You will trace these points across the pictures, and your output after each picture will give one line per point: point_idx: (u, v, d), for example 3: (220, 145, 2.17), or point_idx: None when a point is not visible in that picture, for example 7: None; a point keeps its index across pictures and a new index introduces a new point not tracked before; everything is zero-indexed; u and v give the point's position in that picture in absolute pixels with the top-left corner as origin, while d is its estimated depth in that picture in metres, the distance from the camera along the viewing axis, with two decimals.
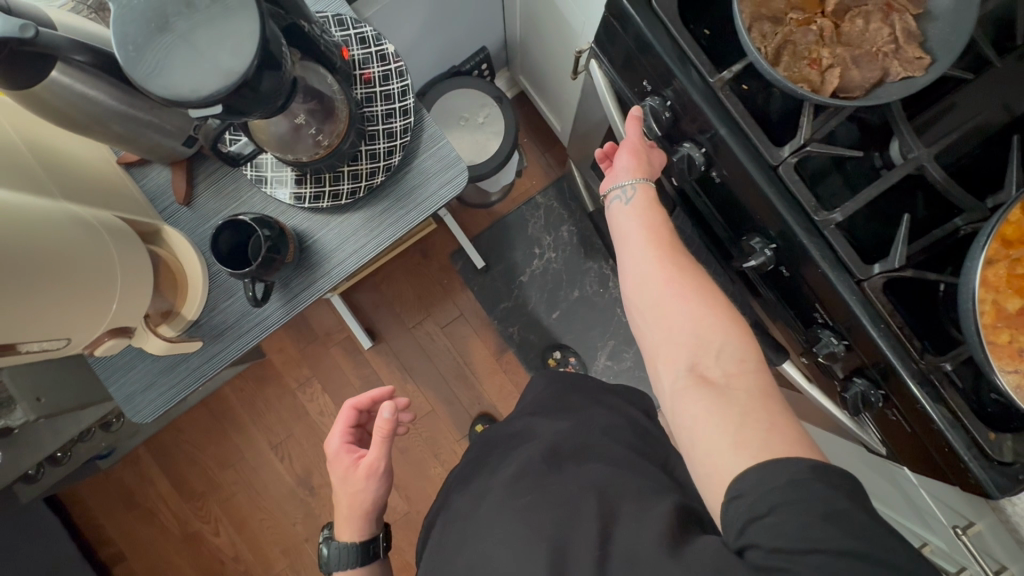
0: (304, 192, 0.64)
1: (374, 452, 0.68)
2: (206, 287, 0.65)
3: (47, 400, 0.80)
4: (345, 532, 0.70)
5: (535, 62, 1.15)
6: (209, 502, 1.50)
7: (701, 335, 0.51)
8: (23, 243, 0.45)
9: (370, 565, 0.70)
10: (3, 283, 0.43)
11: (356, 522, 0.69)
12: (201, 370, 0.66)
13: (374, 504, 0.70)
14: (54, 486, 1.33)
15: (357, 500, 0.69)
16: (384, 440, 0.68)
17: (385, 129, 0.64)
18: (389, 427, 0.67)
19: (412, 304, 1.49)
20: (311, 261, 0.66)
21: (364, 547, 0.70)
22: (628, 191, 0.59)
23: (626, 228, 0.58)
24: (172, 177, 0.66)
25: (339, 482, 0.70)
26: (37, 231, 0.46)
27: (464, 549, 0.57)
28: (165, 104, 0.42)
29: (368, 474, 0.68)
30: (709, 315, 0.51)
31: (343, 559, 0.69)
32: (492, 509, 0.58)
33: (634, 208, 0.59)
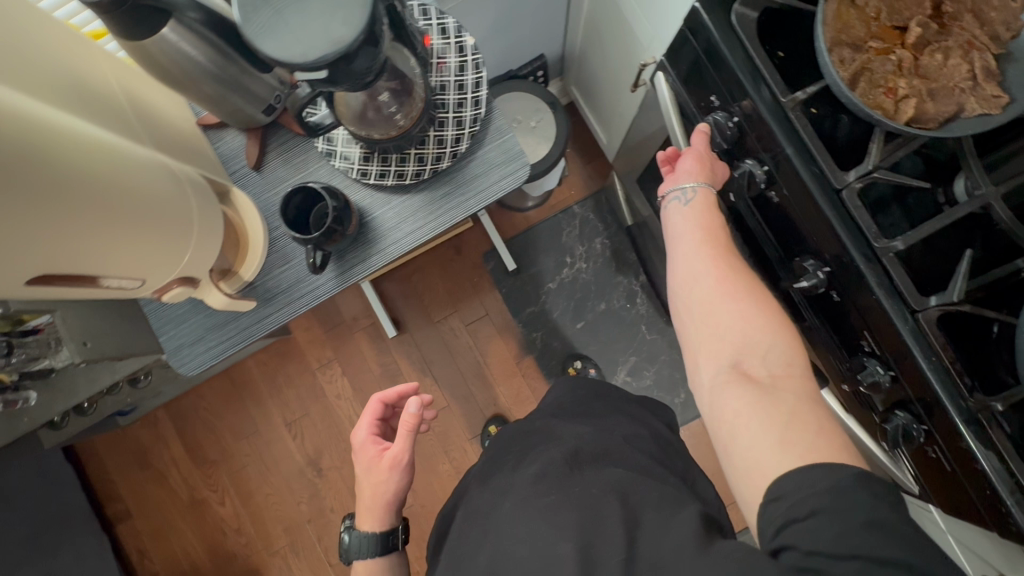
0: (369, 169, 0.66)
1: (398, 445, 0.67)
2: (265, 251, 0.67)
3: (92, 344, 0.83)
4: (366, 521, 0.69)
5: (591, 73, 1.17)
6: (219, 472, 1.51)
7: (754, 336, 0.51)
8: (131, 184, 0.47)
9: (388, 557, 0.69)
10: (111, 219, 0.45)
11: (378, 512, 0.69)
12: (250, 330, 0.68)
13: (396, 496, 0.69)
14: (74, 436, 1.35)
15: (380, 490, 0.69)
16: (409, 434, 0.68)
17: (454, 117, 0.66)
18: (415, 421, 0.67)
19: (439, 298, 1.51)
20: (368, 236, 0.68)
21: (384, 539, 0.69)
22: (688, 191, 0.60)
23: (682, 227, 0.59)
24: (246, 143, 0.69)
25: (363, 472, 0.70)
26: (139, 175, 0.49)
27: (487, 540, 0.56)
28: (272, 64, 0.45)
29: (393, 467, 0.68)
30: (760, 317, 0.51)
31: (362, 548, 0.69)
32: (514, 505, 0.57)
33: (690, 208, 0.59)
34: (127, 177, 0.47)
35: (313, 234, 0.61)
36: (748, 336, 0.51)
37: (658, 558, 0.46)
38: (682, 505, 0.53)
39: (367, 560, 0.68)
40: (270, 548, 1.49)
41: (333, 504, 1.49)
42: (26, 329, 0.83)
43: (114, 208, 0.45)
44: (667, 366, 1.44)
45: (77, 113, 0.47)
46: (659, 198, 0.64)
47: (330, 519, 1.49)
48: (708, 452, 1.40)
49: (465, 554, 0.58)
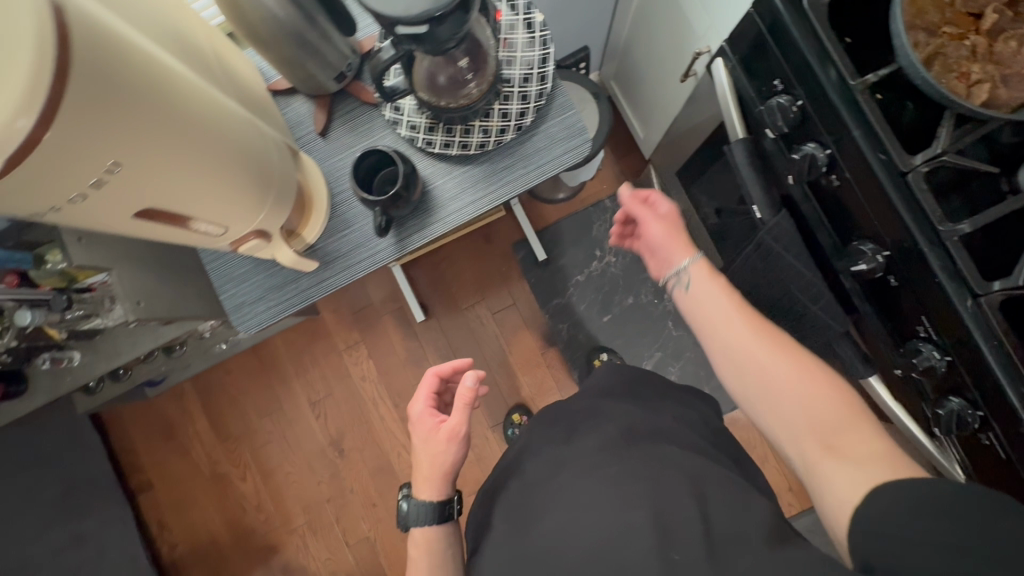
0: (434, 139, 0.68)
1: (456, 418, 0.68)
2: (328, 214, 0.69)
3: (146, 305, 0.86)
4: (423, 490, 0.70)
5: (635, 65, 1.18)
6: (241, 447, 1.53)
7: (812, 400, 0.54)
8: (232, 132, 0.49)
9: (444, 524, 0.70)
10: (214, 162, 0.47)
11: (435, 482, 0.70)
12: (309, 292, 0.69)
13: (453, 466, 0.70)
14: (106, 403, 1.38)
15: (438, 461, 0.70)
16: (466, 407, 0.69)
17: (520, 91, 0.67)
18: (472, 395, 0.68)
19: (467, 286, 1.52)
20: (428, 205, 0.70)
21: (441, 507, 0.70)
22: (687, 269, 0.65)
23: (706, 310, 0.62)
24: (314, 110, 0.71)
25: (420, 443, 0.71)
26: (240, 127, 0.51)
27: (552, 505, 0.58)
28: (375, 17, 0.46)
29: (451, 439, 0.69)
30: (804, 374, 0.55)
31: (420, 515, 0.69)
32: (579, 475, 0.59)
33: (697, 285, 0.63)
34: (231, 127, 0.49)
35: (381, 198, 0.63)
36: (805, 400, 0.54)
37: (734, 536, 0.49)
38: (754, 499, 0.54)
39: (427, 526, 0.69)
40: (289, 526, 1.50)
41: (353, 484, 1.50)
42: (82, 287, 0.84)
43: (221, 153, 0.47)
44: (693, 363, 1.44)
45: (189, 64, 0.49)
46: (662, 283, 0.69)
47: (349, 499, 1.50)
48: None
49: (526, 517, 0.60)
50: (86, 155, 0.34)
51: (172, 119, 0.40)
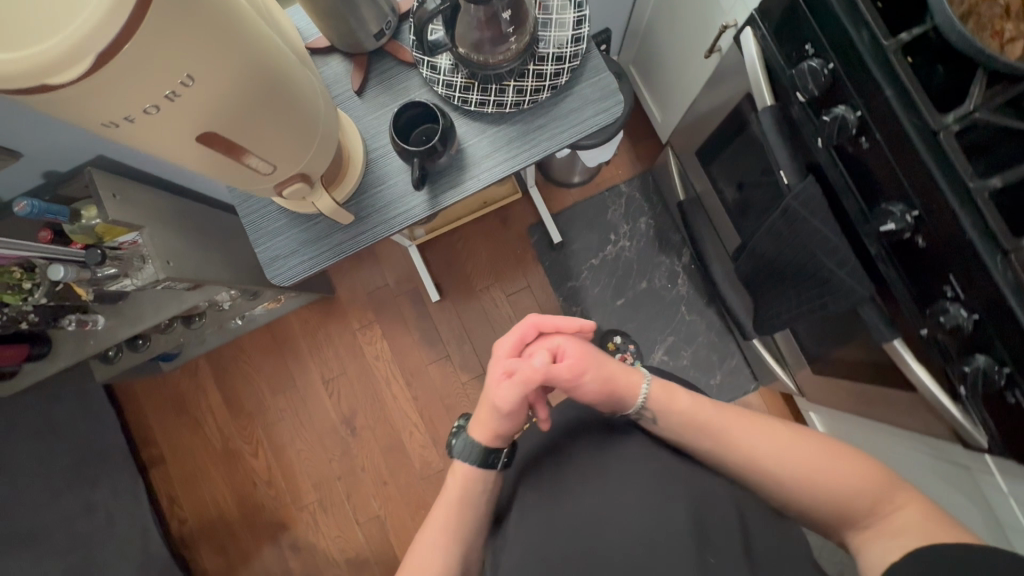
0: (470, 97, 0.69)
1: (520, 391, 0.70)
2: (363, 170, 0.70)
3: (175, 264, 0.87)
4: (476, 433, 0.74)
5: (657, 47, 1.20)
6: (254, 424, 1.53)
7: (831, 472, 0.63)
8: (293, 72, 0.50)
9: (486, 471, 0.73)
10: (274, 97, 0.48)
11: (488, 430, 0.73)
12: (343, 246, 0.71)
13: (507, 427, 0.73)
14: (123, 374, 1.38)
15: (488, 420, 0.73)
16: (529, 386, 0.70)
17: (555, 52, 0.68)
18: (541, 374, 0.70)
19: (482, 268, 1.53)
20: (461, 163, 0.71)
21: (485, 453, 0.73)
22: (647, 395, 0.72)
23: (699, 422, 0.71)
24: (351, 68, 0.72)
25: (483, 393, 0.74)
26: (305, 86, 0.53)
27: (589, 486, 0.68)
28: None
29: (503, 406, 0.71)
30: (807, 448, 0.66)
31: (467, 453, 0.73)
32: (618, 464, 0.69)
33: (661, 413, 0.72)
34: (297, 82, 0.51)
35: (418, 150, 0.64)
36: (829, 477, 0.63)
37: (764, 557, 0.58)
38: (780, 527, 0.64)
39: (471, 465, 0.73)
40: (299, 503, 1.50)
41: (364, 463, 1.50)
42: (113, 245, 0.85)
43: (282, 102, 0.49)
44: (705, 348, 1.45)
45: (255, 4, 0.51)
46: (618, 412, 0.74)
47: (360, 478, 1.50)
48: None
49: (559, 493, 0.69)
50: (159, 61, 0.36)
51: (245, 52, 0.42)
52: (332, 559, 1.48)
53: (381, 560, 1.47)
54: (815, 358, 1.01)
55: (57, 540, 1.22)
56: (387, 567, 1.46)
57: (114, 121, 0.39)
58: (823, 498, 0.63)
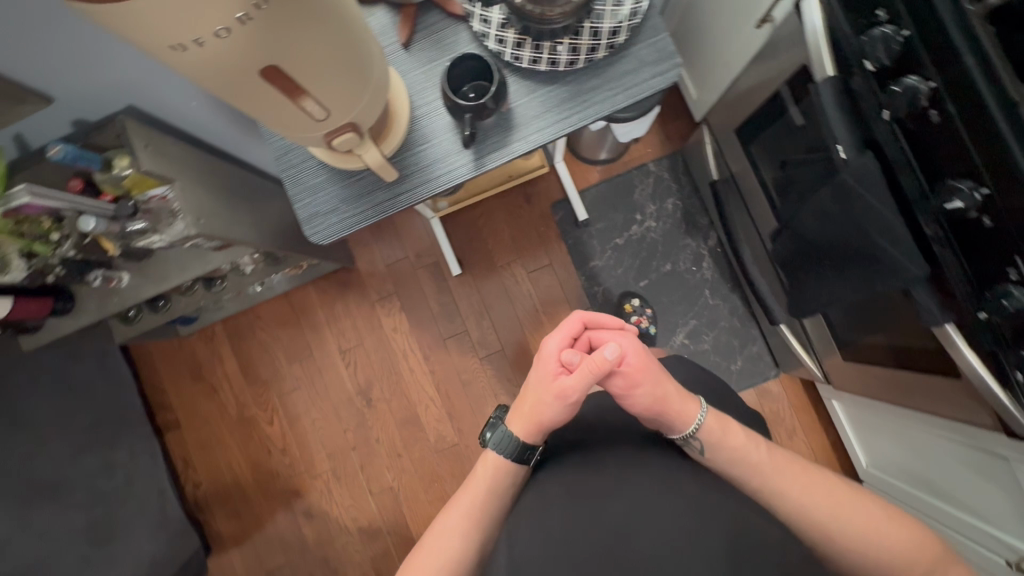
0: (522, 54, 0.66)
1: (578, 381, 0.70)
2: (407, 127, 0.68)
3: (205, 223, 0.85)
4: (515, 423, 0.75)
5: (699, 19, 1.15)
6: (270, 392, 1.53)
7: (874, 532, 0.65)
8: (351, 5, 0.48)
9: (518, 464, 0.74)
10: (336, 31, 0.45)
11: (529, 423, 0.74)
12: (384, 205, 0.69)
13: (553, 420, 0.73)
14: (142, 336, 1.38)
15: (539, 410, 0.73)
16: (592, 374, 0.70)
17: (613, 9, 0.65)
18: (605, 366, 0.69)
19: (504, 244, 1.51)
20: (508, 124, 0.68)
21: (523, 450, 0.74)
22: (700, 425, 0.73)
23: (756, 465, 0.70)
24: (398, 19, 0.69)
25: (536, 378, 0.75)
26: (362, 24, 0.50)
27: (618, 497, 0.68)
28: None
29: (565, 396, 0.72)
30: (858, 507, 0.67)
31: (502, 445, 0.74)
32: (650, 481, 0.70)
33: (711, 447, 0.72)
34: (354, 18, 0.49)
35: (469, 106, 0.62)
36: (873, 539, 0.65)
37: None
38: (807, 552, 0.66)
39: (504, 457, 0.74)
40: (313, 472, 1.51)
41: (379, 435, 1.50)
42: (144, 199, 0.83)
43: (343, 38, 0.47)
44: (727, 333, 1.44)
45: None
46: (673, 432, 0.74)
47: (375, 450, 1.50)
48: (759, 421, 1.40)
49: (584, 497, 0.70)
50: None
51: None
52: (346, 528, 1.49)
53: (394, 530, 1.48)
54: (847, 344, 1.00)
55: (80, 496, 1.20)
56: (400, 537, 1.48)
57: (186, 44, 0.37)
58: (861, 558, 0.65)
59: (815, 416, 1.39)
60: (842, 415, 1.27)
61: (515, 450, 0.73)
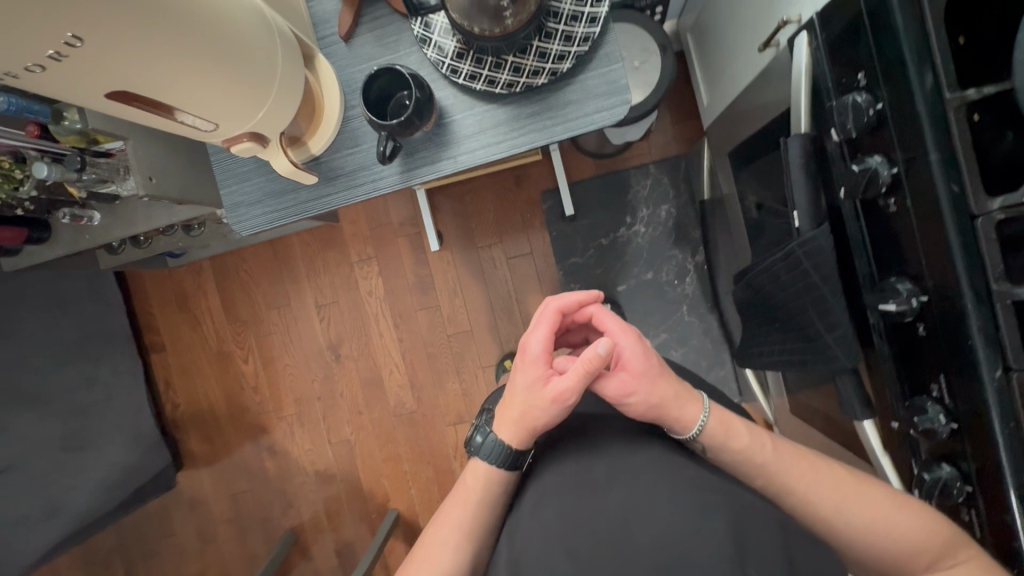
0: (461, 67, 0.62)
1: (572, 383, 0.65)
2: (337, 128, 0.65)
3: (157, 182, 0.85)
4: (503, 430, 0.68)
5: (716, 22, 1.04)
6: (247, 331, 1.60)
7: (892, 527, 0.58)
8: (226, 22, 0.44)
9: (513, 470, 0.69)
10: (198, 53, 0.43)
11: (520, 430, 0.67)
12: (306, 204, 0.67)
13: (545, 425, 0.68)
14: (129, 264, 1.44)
15: (531, 414, 0.67)
16: (587, 374, 0.65)
17: (564, 31, 0.59)
18: (599, 362, 0.65)
19: (487, 225, 1.48)
20: (442, 138, 0.65)
21: (515, 457, 0.68)
22: (702, 428, 0.68)
23: (761, 465, 0.65)
24: (341, 8, 0.65)
25: (523, 384, 0.68)
26: (247, 36, 0.47)
27: (614, 474, 0.64)
28: None
29: (559, 400, 0.66)
30: (868, 500, 0.61)
31: (493, 451, 0.68)
32: (647, 463, 0.65)
33: (712, 448, 0.68)
34: (237, 26, 0.46)
35: (390, 122, 0.59)
36: (888, 533, 0.58)
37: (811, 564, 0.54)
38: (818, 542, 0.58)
39: (493, 465, 0.68)
40: (279, 413, 1.59)
41: (343, 390, 1.56)
42: (100, 150, 0.86)
43: (220, 54, 0.45)
44: (696, 351, 1.40)
45: None
46: (678, 433, 0.69)
47: (337, 402, 1.57)
48: None
49: (583, 480, 0.65)
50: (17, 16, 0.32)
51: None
52: (303, 469, 1.59)
53: (346, 478, 1.57)
54: (792, 399, 0.96)
55: (59, 406, 1.28)
56: (350, 486, 1.57)
57: (18, 72, 0.35)
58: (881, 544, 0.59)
59: None
60: None
61: (508, 458, 0.68)
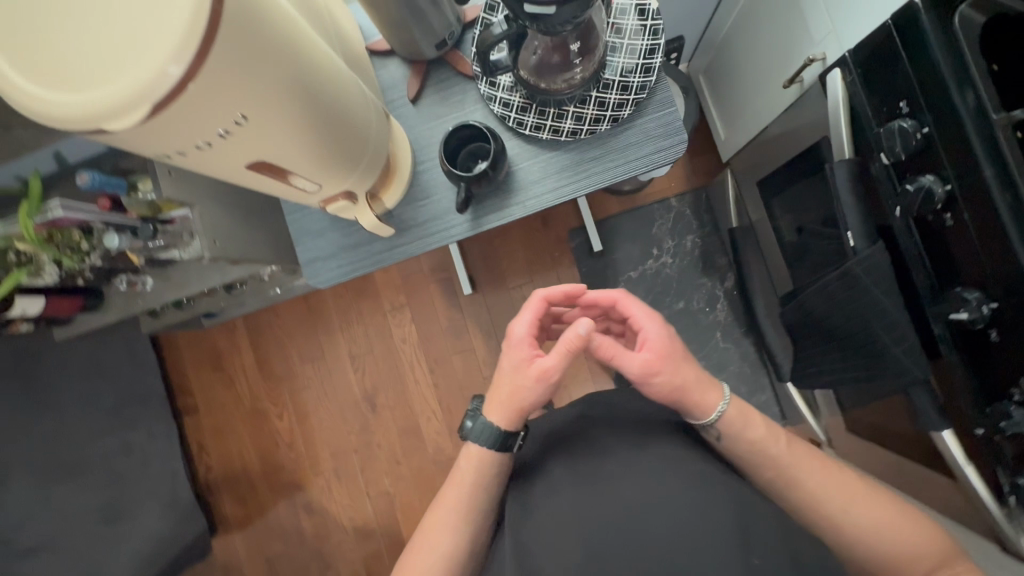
0: (526, 120, 0.66)
1: (554, 360, 0.65)
2: (409, 182, 0.69)
3: (220, 245, 0.89)
4: (493, 413, 0.69)
5: (730, 64, 1.12)
6: (282, 388, 1.59)
7: (895, 528, 0.61)
8: (340, 93, 0.48)
9: (503, 455, 0.69)
10: (323, 122, 0.46)
11: (508, 410, 0.68)
12: (381, 256, 0.70)
13: (533, 404, 0.68)
14: (168, 328, 1.46)
15: (518, 394, 0.67)
16: (569, 352, 0.65)
17: (621, 81, 0.64)
18: (579, 342, 0.65)
19: (518, 266, 1.51)
20: (509, 186, 0.69)
21: (505, 437, 0.68)
22: (721, 415, 0.68)
23: (773, 456, 0.66)
24: (409, 75, 0.70)
25: (508, 366, 0.69)
26: (353, 105, 0.51)
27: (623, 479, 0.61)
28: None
29: (544, 377, 0.66)
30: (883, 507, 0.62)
31: (483, 434, 0.68)
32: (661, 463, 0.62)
33: (728, 436, 0.68)
34: (344, 100, 0.49)
35: (468, 173, 0.63)
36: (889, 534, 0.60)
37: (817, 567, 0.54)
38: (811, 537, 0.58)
39: (483, 448, 0.68)
40: (317, 469, 1.57)
41: (380, 440, 1.55)
42: (163, 218, 0.89)
43: (332, 126, 0.48)
44: (736, 378, 1.40)
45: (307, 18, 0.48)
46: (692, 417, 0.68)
47: (375, 454, 1.55)
48: None
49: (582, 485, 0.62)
50: (210, 107, 0.34)
51: (291, 82, 0.40)
52: (341, 526, 1.55)
53: (387, 534, 1.53)
54: (850, 417, 0.96)
55: (98, 476, 1.26)
56: (392, 541, 1.52)
57: (187, 150, 0.37)
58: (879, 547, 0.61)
59: None
60: None
61: (502, 443, 0.68)
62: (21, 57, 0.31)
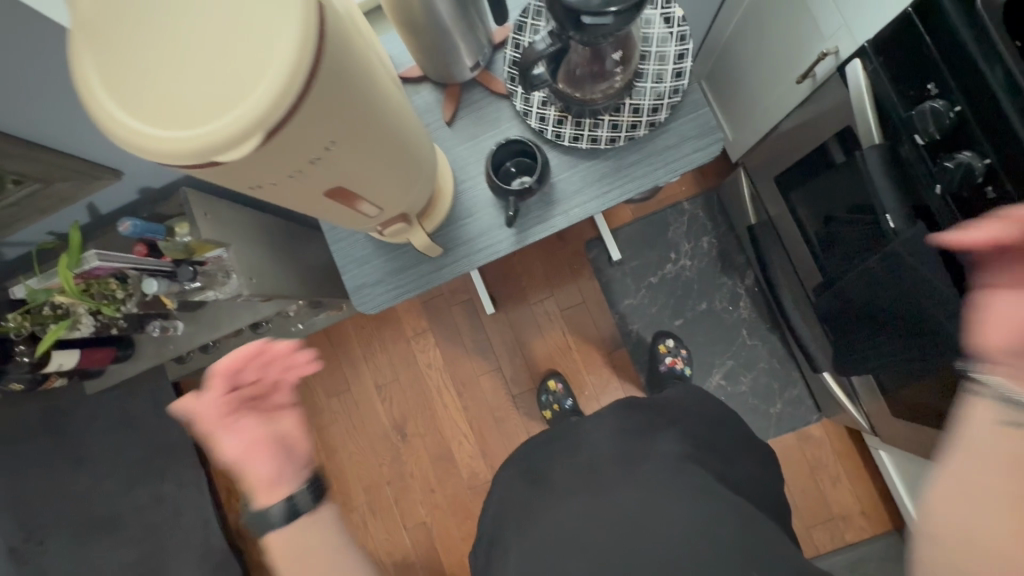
0: (564, 132, 0.68)
1: (244, 438, 0.68)
2: (452, 202, 0.70)
3: (257, 281, 0.90)
4: (262, 500, 0.70)
5: (734, 66, 1.15)
6: (310, 425, 1.57)
7: None
8: (402, 116, 0.49)
9: (302, 519, 0.72)
10: (392, 145, 0.47)
11: (278, 488, 0.70)
12: (429, 277, 0.71)
13: (282, 475, 0.71)
14: (191, 373, 1.44)
15: (251, 473, 0.69)
16: (229, 397, 0.69)
17: (653, 87, 0.66)
18: (243, 398, 0.69)
19: (538, 282, 1.51)
20: (551, 197, 0.70)
21: (294, 508, 0.70)
22: None
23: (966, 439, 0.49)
24: (443, 99, 0.71)
25: (230, 447, 0.69)
26: (412, 128, 0.52)
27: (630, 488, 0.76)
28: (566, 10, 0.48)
29: (241, 451, 0.69)
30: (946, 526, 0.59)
31: (269, 520, 0.70)
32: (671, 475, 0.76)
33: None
34: (406, 126, 0.50)
35: (515, 187, 0.64)
36: None
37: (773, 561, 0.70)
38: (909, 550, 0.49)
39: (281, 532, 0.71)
40: (350, 506, 1.53)
41: (413, 470, 1.52)
42: (198, 260, 0.87)
43: (397, 152, 0.48)
44: (766, 374, 1.41)
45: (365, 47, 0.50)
46: None
47: (409, 484, 1.52)
48: (798, 467, 1.37)
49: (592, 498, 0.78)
50: (306, 135, 0.35)
51: (369, 106, 0.40)
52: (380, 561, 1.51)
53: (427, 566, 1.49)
54: (895, 401, 0.96)
55: (133, 531, 1.24)
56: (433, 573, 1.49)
57: (277, 180, 0.38)
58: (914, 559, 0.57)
59: (859, 464, 1.35)
60: (890, 465, 1.23)
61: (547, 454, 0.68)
62: (128, 98, 0.31)
